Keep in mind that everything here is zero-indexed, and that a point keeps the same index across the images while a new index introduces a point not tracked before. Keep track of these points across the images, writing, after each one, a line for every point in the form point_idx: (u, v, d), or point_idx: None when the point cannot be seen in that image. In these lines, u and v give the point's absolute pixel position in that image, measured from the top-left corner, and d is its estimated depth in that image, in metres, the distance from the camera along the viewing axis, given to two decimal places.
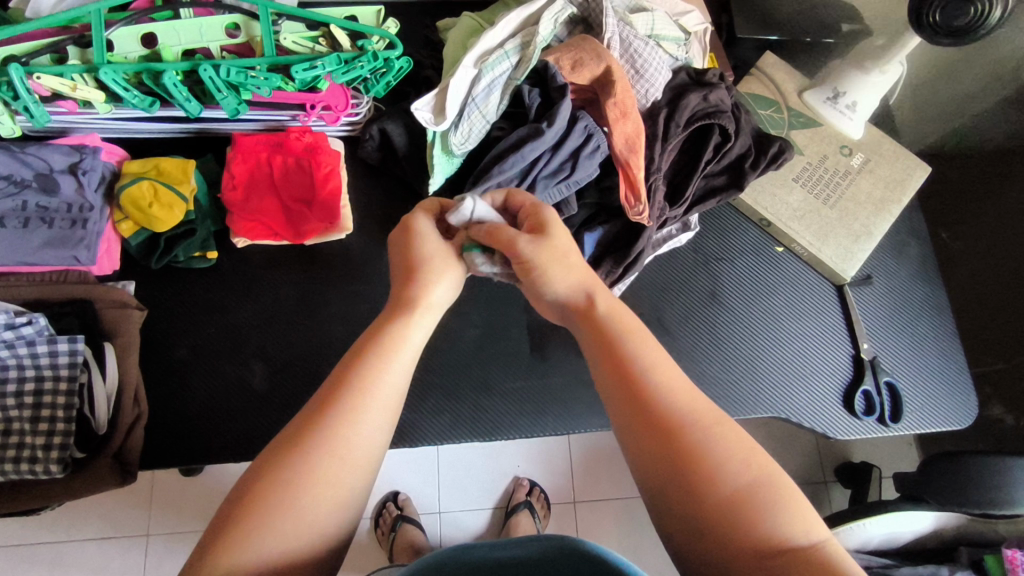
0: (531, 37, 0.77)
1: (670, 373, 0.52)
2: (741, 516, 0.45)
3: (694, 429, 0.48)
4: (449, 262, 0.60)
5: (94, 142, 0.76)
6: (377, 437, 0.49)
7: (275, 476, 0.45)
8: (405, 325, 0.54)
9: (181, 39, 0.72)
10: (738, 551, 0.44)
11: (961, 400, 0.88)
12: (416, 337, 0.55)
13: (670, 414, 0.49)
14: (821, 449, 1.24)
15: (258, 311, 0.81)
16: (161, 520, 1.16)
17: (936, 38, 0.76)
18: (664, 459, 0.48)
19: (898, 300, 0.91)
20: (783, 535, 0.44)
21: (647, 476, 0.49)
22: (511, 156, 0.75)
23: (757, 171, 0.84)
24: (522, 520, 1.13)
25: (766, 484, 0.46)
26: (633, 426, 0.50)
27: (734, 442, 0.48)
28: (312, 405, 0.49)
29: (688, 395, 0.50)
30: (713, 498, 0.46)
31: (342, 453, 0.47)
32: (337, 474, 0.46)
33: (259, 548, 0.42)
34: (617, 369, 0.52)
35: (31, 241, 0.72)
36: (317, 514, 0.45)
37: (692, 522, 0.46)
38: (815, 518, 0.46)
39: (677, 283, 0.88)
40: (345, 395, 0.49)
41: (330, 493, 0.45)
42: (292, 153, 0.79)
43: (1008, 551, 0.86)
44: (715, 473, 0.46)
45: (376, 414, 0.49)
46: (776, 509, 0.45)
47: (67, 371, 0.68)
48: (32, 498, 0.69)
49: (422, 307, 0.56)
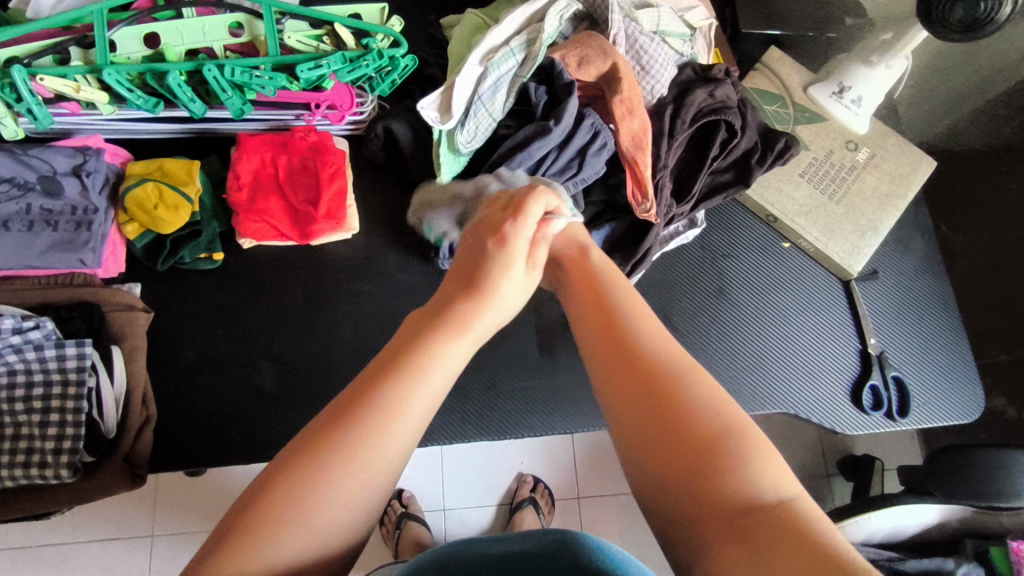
0: (536, 34, 0.77)
1: (658, 332, 0.54)
2: (715, 478, 0.46)
3: (680, 389, 0.50)
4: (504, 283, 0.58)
5: (96, 144, 0.76)
6: (391, 456, 0.48)
7: (294, 477, 0.45)
8: (450, 337, 0.53)
9: (184, 39, 0.71)
10: (709, 503, 0.45)
11: (967, 392, 0.88)
12: (456, 355, 0.53)
13: (659, 366, 0.51)
14: (824, 442, 1.25)
15: (265, 312, 0.81)
16: (166, 521, 1.16)
17: (945, 33, 0.76)
18: (638, 398, 0.50)
19: (903, 294, 0.91)
20: (753, 490, 0.45)
21: (628, 429, 0.51)
22: (519, 154, 0.74)
23: (764, 167, 0.83)
24: (527, 515, 1.14)
25: (742, 437, 0.48)
26: (614, 387, 0.52)
27: (715, 397, 0.50)
28: (334, 410, 0.48)
29: (673, 351, 0.52)
30: (688, 460, 0.47)
31: (366, 453, 0.46)
32: (355, 474, 0.46)
33: (271, 548, 0.43)
34: (604, 336, 0.55)
35: (37, 244, 0.71)
36: (335, 515, 0.45)
37: (666, 475, 0.48)
38: (788, 473, 0.47)
39: (684, 280, 0.88)
40: (378, 396, 0.48)
41: (349, 499, 0.45)
42: (296, 153, 0.78)
43: (1014, 543, 0.87)
44: (694, 414, 0.48)
45: (410, 409, 0.49)
46: (750, 463, 0.46)
47: (75, 374, 0.67)
48: (43, 503, 0.69)
49: (473, 317, 0.55)
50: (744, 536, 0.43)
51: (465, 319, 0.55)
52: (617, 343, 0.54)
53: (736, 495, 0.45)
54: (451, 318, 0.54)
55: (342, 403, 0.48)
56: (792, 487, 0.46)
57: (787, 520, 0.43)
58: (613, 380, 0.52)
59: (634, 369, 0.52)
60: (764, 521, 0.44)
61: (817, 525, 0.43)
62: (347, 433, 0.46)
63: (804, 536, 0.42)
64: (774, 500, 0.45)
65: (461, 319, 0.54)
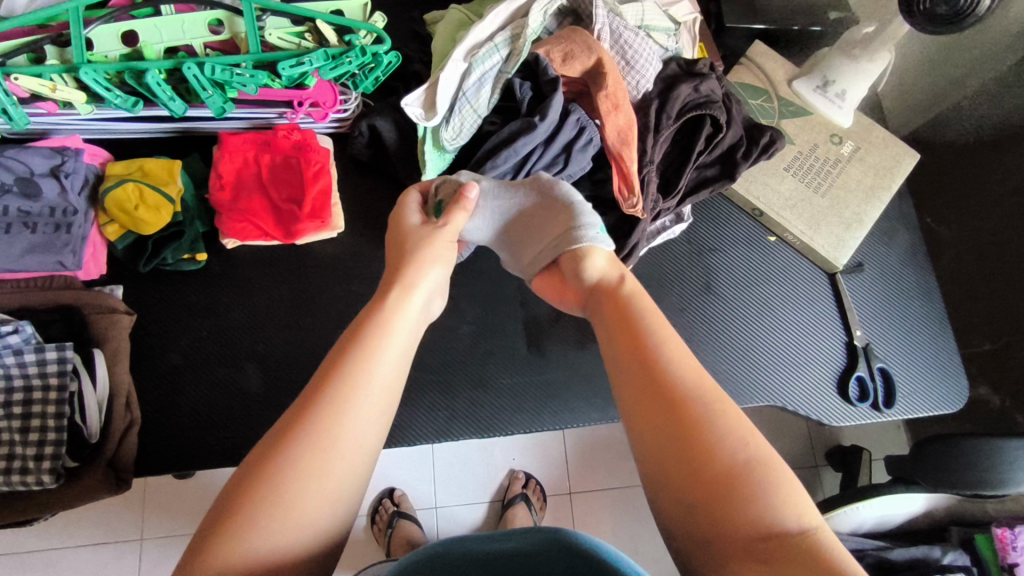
0: (520, 30, 0.76)
1: (681, 354, 0.55)
2: (735, 503, 0.46)
3: (709, 418, 0.50)
4: (415, 266, 0.62)
5: (76, 144, 0.74)
6: (360, 441, 0.50)
7: (259, 478, 0.45)
8: (381, 336, 0.54)
9: (162, 36, 0.69)
10: (729, 528, 0.46)
11: (952, 382, 0.89)
12: (392, 348, 0.55)
13: (683, 386, 0.52)
14: (812, 433, 1.26)
15: (251, 313, 0.80)
16: (155, 524, 1.15)
17: (924, 24, 0.76)
18: (661, 418, 0.51)
19: (888, 286, 0.92)
20: (777, 519, 0.46)
21: (646, 445, 0.52)
22: (505, 150, 0.74)
23: (749, 161, 0.83)
24: (518, 512, 1.13)
25: (767, 464, 0.48)
26: (637, 409, 0.53)
27: (741, 428, 0.50)
28: (289, 415, 0.49)
29: (699, 376, 0.53)
30: (709, 480, 0.48)
31: (320, 445, 0.47)
32: (318, 466, 0.47)
33: (247, 546, 0.43)
34: (632, 353, 0.56)
35: (14, 247, 0.70)
36: (307, 509, 0.46)
37: (686, 495, 0.49)
38: (809, 504, 0.47)
39: (671, 274, 0.88)
40: (324, 395, 0.50)
41: (322, 495, 0.46)
42: (280, 151, 0.77)
43: (998, 530, 0.89)
44: (718, 441, 0.49)
45: (356, 409, 0.50)
46: (775, 492, 0.47)
47: (55, 379, 0.67)
48: (26, 509, 0.68)
49: (408, 296, 0.59)
50: (768, 563, 0.44)
51: (383, 320, 0.56)
52: (644, 364, 0.55)
53: (762, 522, 0.46)
54: (369, 323, 0.55)
55: (288, 414, 0.49)
56: (814, 517, 0.47)
57: (809, 550, 0.44)
58: (637, 402, 0.53)
59: (661, 393, 0.52)
60: (784, 551, 0.44)
61: (839, 558, 0.44)
62: (308, 425, 0.48)
63: (824, 567, 0.43)
64: (796, 528, 0.45)
65: (391, 307, 0.57)
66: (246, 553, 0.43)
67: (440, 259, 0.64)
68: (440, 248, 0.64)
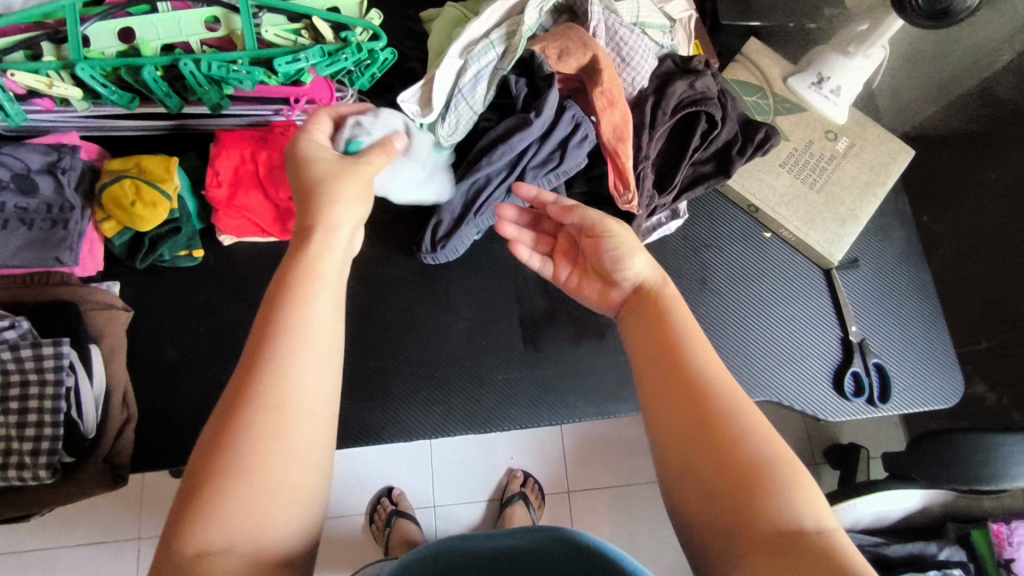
0: (515, 27, 0.76)
1: (708, 352, 0.54)
2: (753, 499, 0.46)
3: (728, 416, 0.50)
4: (324, 209, 0.55)
5: (72, 141, 0.74)
6: (311, 420, 0.46)
7: (218, 468, 0.43)
8: (312, 294, 0.50)
9: (159, 34, 0.69)
10: (745, 524, 0.46)
11: (947, 378, 0.89)
12: (325, 309, 0.50)
13: (706, 383, 0.52)
14: (810, 431, 1.26)
15: (248, 309, 0.80)
16: (153, 523, 1.15)
17: (919, 21, 0.76)
18: (683, 414, 0.51)
19: (884, 281, 0.92)
20: (792, 517, 0.45)
21: (666, 440, 0.52)
22: (500, 146, 0.75)
23: (744, 158, 0.83)
24: (517, 510, 1.13)
25: (787, 464, 0.48)
26: (659, 403, 0.53)
27: (762, 427, 0.50)
28: (231, 396, 0.46)
29: (724, 373, 0.53)
30: (727, 477, 0.47)
31: (280, 421, 0.45)
32: (275, 449, 0.44)
33: (214, 538, 0.41)
34: (659, 348, 0.55)
35: (11, 243, 0.70)
36: (271, 495, 0.43)
37: (704, 490, 0.48)
38: (824, 505, 0.47)
39: (668, 270, 0.88)
40: (265, 372, 0.46)
41: (285, 481, 0.44)
42: (276, 148, 0.77)
43: (994, 525, 0.90)
44: (738, 438, 0.49)
45: (302, 381, 0.47)
46: (792, 490, 0.46)
47: (52, 373, 0.66)
48: (23, 504, 0.69)
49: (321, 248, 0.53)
50: (781, 557, 0.43)
51: (307, 276, 0.51)
52: (669, 359, 0.54)
53: (768, 518, 0.45)
54: (295, 281, 0.50)
55: (233, 395, 0.46)
56: (828, 518, 0.46)
57: (822, 548, 0.43)
58: (659, 399, 0.53)
59: (683, 388, 0.52)
60: (798, 547, 0.44)
61: (851, 556, 0.43)
62: (256, 406, 0.45)
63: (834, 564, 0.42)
64: (810, 527, 0.45)
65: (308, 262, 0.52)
66: (215, 546, 0.41)
67: (358, 196, 0.57)
68: (354, 184, 0.58)
